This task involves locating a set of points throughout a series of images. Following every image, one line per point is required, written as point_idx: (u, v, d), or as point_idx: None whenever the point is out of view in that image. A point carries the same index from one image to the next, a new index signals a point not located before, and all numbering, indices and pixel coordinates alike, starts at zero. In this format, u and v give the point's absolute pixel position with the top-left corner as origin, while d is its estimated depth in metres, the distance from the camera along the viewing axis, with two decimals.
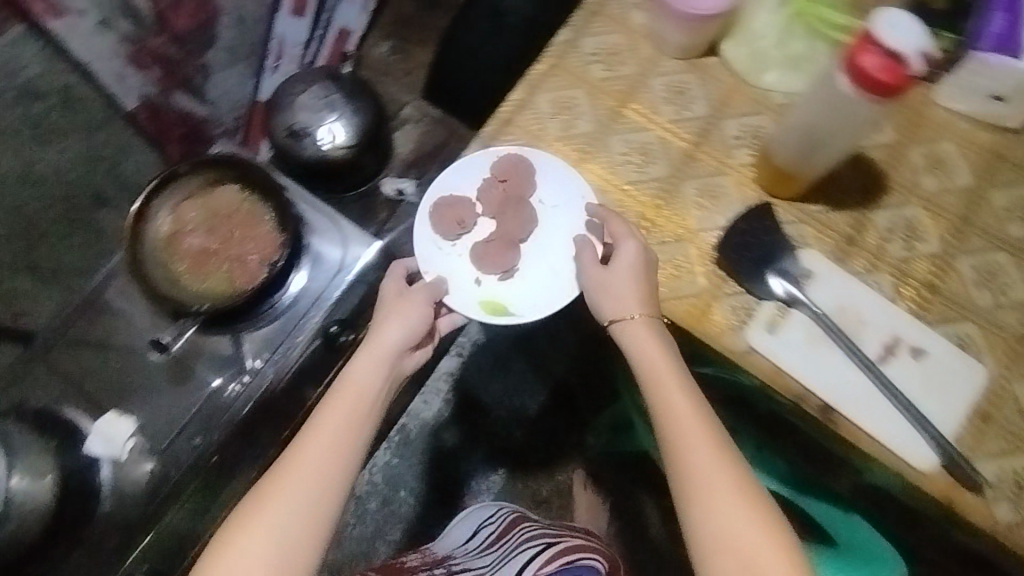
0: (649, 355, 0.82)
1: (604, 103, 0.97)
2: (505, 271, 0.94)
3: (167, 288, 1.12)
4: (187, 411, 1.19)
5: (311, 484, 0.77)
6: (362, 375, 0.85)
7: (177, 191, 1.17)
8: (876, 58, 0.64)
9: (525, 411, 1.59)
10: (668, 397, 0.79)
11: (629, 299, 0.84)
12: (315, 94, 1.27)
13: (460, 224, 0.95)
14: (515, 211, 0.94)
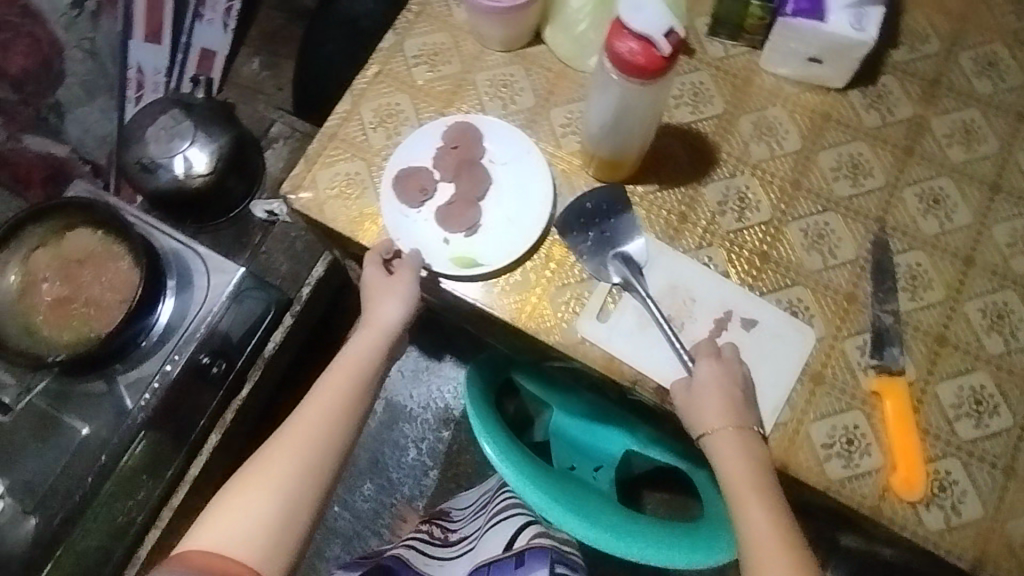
0: (723, 438, 0.76)
1: (427, 104, 0.95)
2: (470, 228, 0.88)
3: (25, 342, 1.10)
4: (57, 464, 1.13)
5: (304, 451, 0.75)
6: (361, 348, 0.81)
7: (26, 242, 1.14)
8: (629, 43, 0.68)
9: (449, 415, 1.60)
10: (741, 484, 0.73)
11: (713, 393, 0.78)
12: (168, 120, 1.26)
13: (422, 187, 0.88)
14: (471, 173, 0.89)
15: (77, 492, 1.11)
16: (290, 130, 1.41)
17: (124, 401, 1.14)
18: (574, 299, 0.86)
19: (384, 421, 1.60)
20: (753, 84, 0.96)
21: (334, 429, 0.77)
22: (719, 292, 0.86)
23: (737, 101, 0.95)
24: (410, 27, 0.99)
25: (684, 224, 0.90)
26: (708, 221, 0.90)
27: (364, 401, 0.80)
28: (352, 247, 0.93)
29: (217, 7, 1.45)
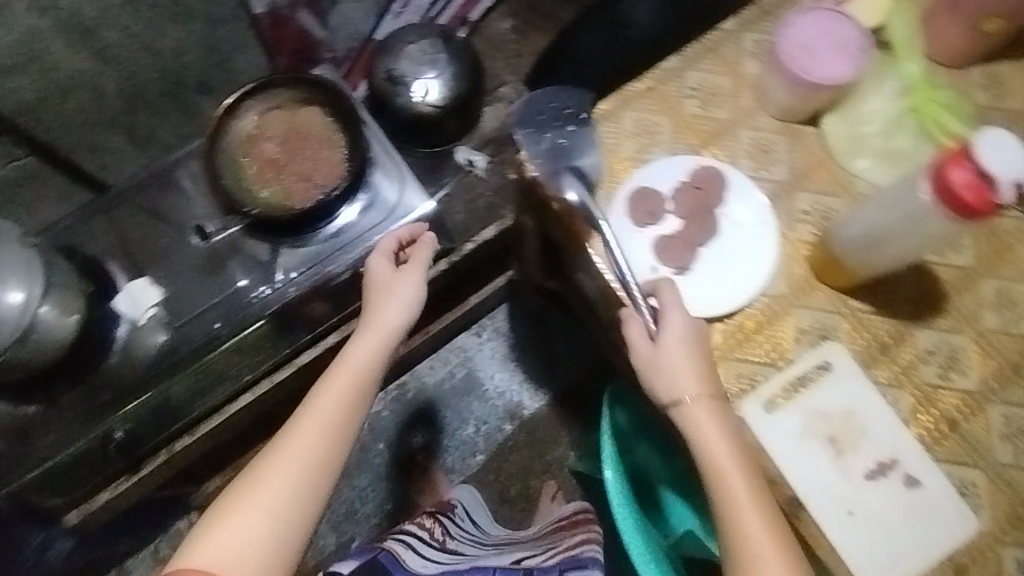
0: (727, 472, 0.76)
1: (683, 137, 0.96)
2: (680, 269, 0.89)
3: (229, 183, 1.17)
4: (208, 299, 1.21)
5: (302, 454, 0.82)
6: (358, 351, 0.89)
7: (268, 100, 1.24)
8: (964, 174, 0.68)
9: (516, 409, 1.71)
10: (750, 519, 0.75)
11: (692, 381, 0.79)
12: (420, 48, 1.29)
13: (652, 211, 0.90)
14: (704, 219, 0.90)
15: (208, 334, 1.20)
16: (515, 97, 1.45)
17: (281, 271, 1.21)
18: (745, 380, 0.85)
19: (456, 386, 1.73)
20: (1011, 254, 0.90)
21: (333, 434, 0.84)
22: (894, 438, 0.83)
23: (988, 263, 0.90)
24: (692, 58, 0.99)
25: (885, 358, 0.86)
26: (910, 366, 0.86)
27: (362, 400, 0.88)
28: (557, 231, 0.95)
29: None
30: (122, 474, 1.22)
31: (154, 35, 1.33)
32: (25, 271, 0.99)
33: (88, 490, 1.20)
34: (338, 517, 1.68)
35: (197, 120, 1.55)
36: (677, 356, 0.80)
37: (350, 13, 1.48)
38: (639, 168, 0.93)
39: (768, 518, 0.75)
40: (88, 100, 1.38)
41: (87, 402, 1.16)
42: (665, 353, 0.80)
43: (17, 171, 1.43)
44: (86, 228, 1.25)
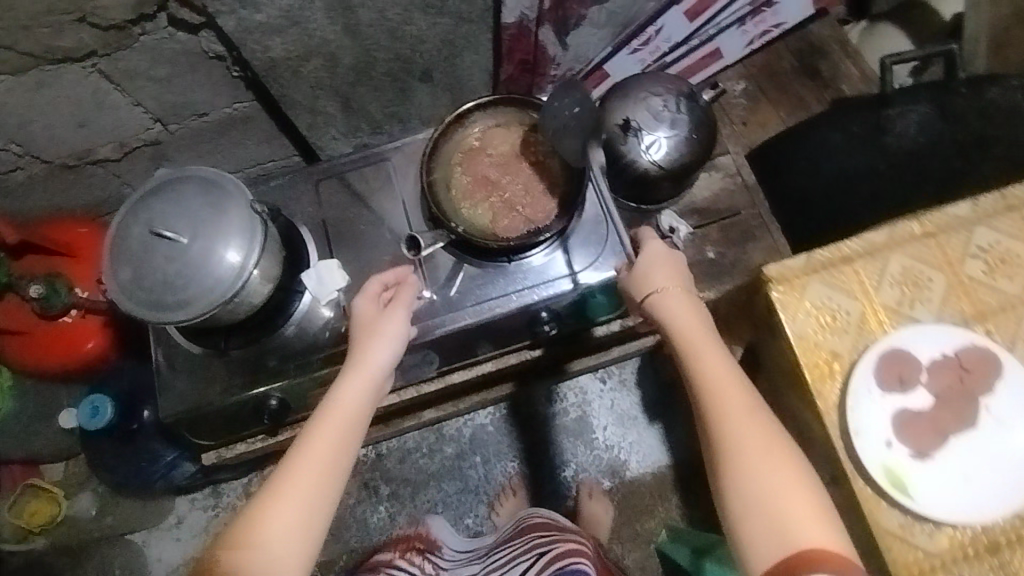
0: (712, 378, 0.87)
1: (954, 299, 0.89)
2: (921, 454, 0.82)
3: (444, 195, 1.19)
4: None
5: (297, 507, 0.75)
6: (351, 392, 0.86)
7: (498, 116, 1.23)
8: None
9: (619, 469, 1.79)
10: (733, 421, 0.84)
11: (666, 281, 0.95)
12: (663, 102, 1.22)
13: (907, 380, 0.84)
14: (963, 408, 0.83)
15: None
16: (735, 170, 1.38)
17: (465, 294, 1.21)
18: None
19: (569, 427, 1.82)
20: None
21: (329, 480, 0.78)
22: None
23: None
24: (987, 215, 0.91)
25: None
26: None
27: (354, 438, 0.83)
28: (788, 366, 0.92)
29: (757, 22, 1.49)
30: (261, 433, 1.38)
31: (400, 23, 1.23)
32: (245, 235, 1.04)
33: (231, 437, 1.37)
34: (420, 513, 1.80)
35: (411, 107, 1.50)
36: (664, 276, 0.96)
37: (588, 37, 1.40)
38: (902, 327, 0.87)
39: (754, 423, 0.83)
40: (321, 71, 1.30)
41: (253, 361, 1.22)
42: (651, 268, 0.97)
43: (240, 111, 1.48)
44: (294, 192, 1.32)
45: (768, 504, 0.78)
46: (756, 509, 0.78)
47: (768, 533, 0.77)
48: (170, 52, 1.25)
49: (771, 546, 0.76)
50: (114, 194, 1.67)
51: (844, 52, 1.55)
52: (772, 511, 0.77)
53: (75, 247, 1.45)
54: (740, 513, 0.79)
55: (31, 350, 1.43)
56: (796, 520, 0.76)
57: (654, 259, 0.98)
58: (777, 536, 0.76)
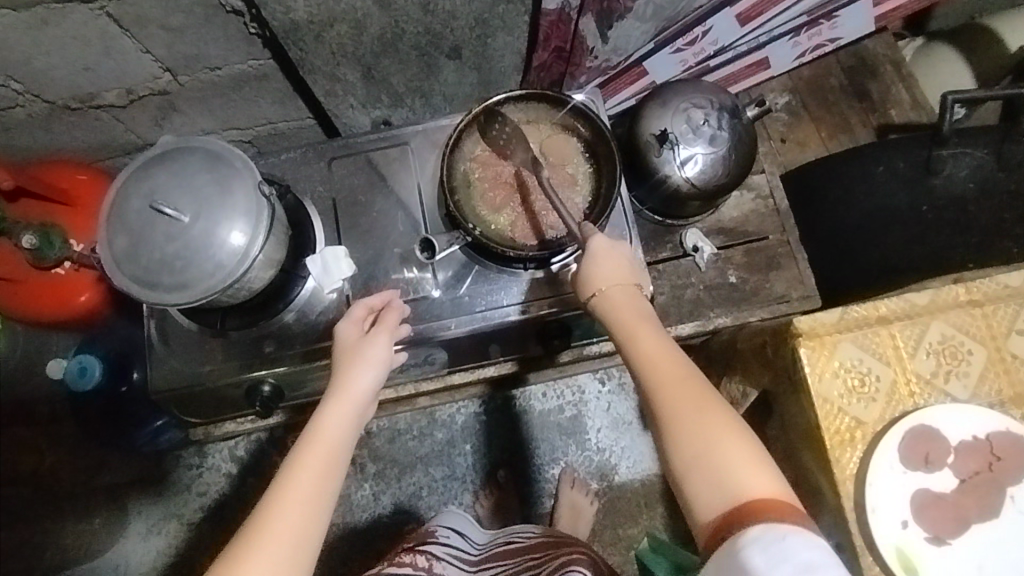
0: (649, 354, 0.85)
1: (969, 368, 1.03)
2: (937, 536, 0.95)
3: (462, 192, 1.14)
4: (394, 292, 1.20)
5: (285, 538, 0.76)
6: (333, 421, 0.88)
7: (528, 112, 1.16)
8: None
9: (608, 472, 1.69)
10: (672, 393, 0.81)
11: (608, 280, 0.92)
12: (704, 116, 1.19)
13: (927, 463, 0.97)
14: (976, 493, 0.96)
15: None
16: (768, 192, 1.36)
17: (475, 297, 1.19)
18: None
19: (563, 426, 1.71)
20: None
21: (315, 507, 0.80)
22: None
23: None
24: (1005, 299, 1.05)
25: None
26: None
27: (338, 465, 0.85)
28: (808, 414, 1.03)
29: (813, 35, 1.45)
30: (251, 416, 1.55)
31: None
32: (250, 217, 0.98)
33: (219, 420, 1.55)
34: (401, 497, 1.69)
35: (439, 83, 1.35)
36: (609, 268, 0.93)
37: (630, 31, 1.27)
38: (929, 415, 0.99)
39: (692, 392, 0.81)
40: (348, 39, 1.17)
41: (251, 345, 1.19)
42: (594, 264, 0.93)
43: (256, 69, 1.32)
44: (307, 166, 1.26)
45: (709, 466, 0.76)
46: (698, 474, 0.76)
47: (711, 492, 0.75)
48: (182, 3, 1.10)
49: (716, 505, 0.74)
50: (114, 140, 1.51)
51: (896, 74, 1.60)
52: (713, 471, 0.76)
53: (74, 195, 1.35)
54: (684, 478, 0.77)
55: (17, 299, 1.29)
56: (738, 474, 0.75)
57: (598, 254, 0.93)
58: (720, 493, 0.74)
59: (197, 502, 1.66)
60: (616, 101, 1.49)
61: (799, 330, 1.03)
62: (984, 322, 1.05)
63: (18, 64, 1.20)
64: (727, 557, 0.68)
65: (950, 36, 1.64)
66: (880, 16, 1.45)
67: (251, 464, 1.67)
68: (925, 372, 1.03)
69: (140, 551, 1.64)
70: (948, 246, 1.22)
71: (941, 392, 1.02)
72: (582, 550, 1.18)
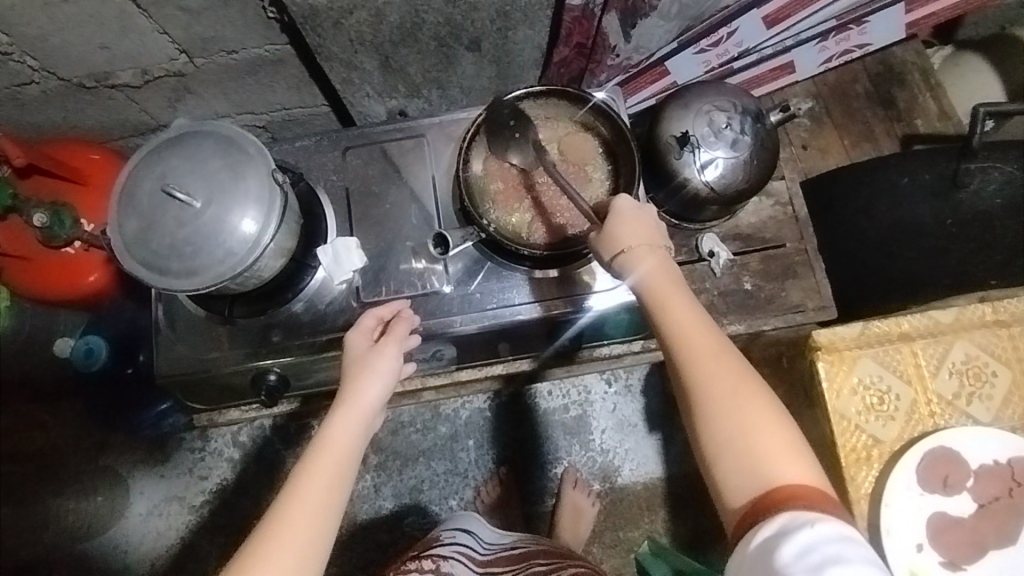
0: (679, 324, 0.82)
1: (990, 390, 1.02)
2: (949, 561, 0.94)
3: (477, 188, 1.13)
4: (404, 287, 1.19)
5: (291, 547, 0.76)
6: (340, 435, 0.86)
7: (549, 108, 1.15)
8: None
9: (611, 474, 1.68)
10: (706, 371, 0.78)
11: (634, 239, 0.88)
12: (727, 119, 1.17)
13: (945, 486, 0.96)
14: (993, 518, 0.95)
15: None
16: (787, 200, 1.34)
17: (486, 294, 1.18)
18: None
19: (568, 426, 1.70)
20: None
21: (320, 521, 0.79)
22: None
23: None
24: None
25: None
26: None
27: (344, 481, 0.83)
28: (825, 427, 1.02)
29: (840, 40, 1.42)
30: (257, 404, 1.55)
31: None
32: (262, 205, 0.97)
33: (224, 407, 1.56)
34: (402, 489, 1.68)
35: (457, 75, 1.33)
36: (636, 227, 0.89)
37: (653, 29, 1.25)
38: (949, 436, 0.98)
39: (726, 368, 0.78)
40: (366, 27, 1.15)
41: (258, 333, 1.18)
42: (621, 224, 0.90)
43: (272, 54, 1.30)
44: (321, 155, 1.25)
45: (742, 449, 0.74)
46: (726, 456, 0.75)
47: (742, 476, 0.74)
48: None
49: (746, 487, 0.73)
50: (128, 121, 1.50)
51: (924, 83, 1.57)
52: (744, 453, 0.74)
53: (85, 174, 1.33)
54: (713, 457, 0.76)
55: (26, 276, 1.29)
56: (769, 458, 0.73)
57: (625, 213, 0.90)
58: (750, 476, 0.73)
59: (198, 485, 1.66)
60: (636, 100, 1.47)
61: (818, 343, 1.04)
62: (1008, 343, 1.04)
63: (32, 41, 1.19)
64: (750, 557, 0.68)
65: (981, 46, 1.61)
66: (910, 23, 1.42)
67: (251, 450, 1.66)
68: (946, 392, 1.02)
69: (141, 531, 1.64)
70: (969, 261, 1.20)
71: (960, 413, 1.01)
72: (584, 564, 1.24)
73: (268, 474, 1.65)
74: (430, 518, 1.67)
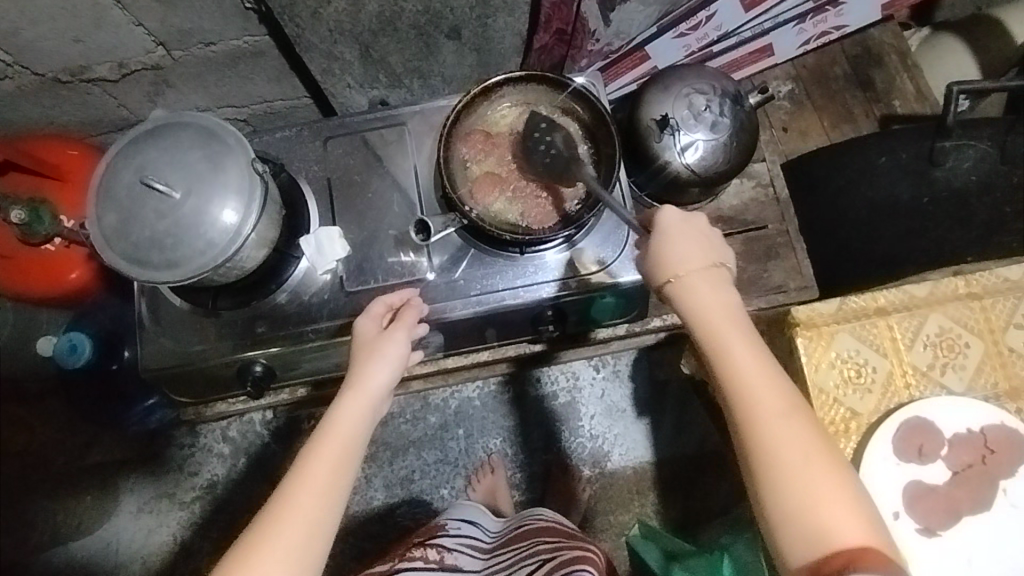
0: (744, 370, 0.80)
1: (965, 361, 1.04)
2: (926, 528, 0.96)
3: (458, 175, 1.13)
4: (388, 277, 1.19)
5: (298, 526, 0.77)
6: (348, 413, 0.87)
7: (525, 93, 1.16)
8: None
9: (601, 459, 1.69)
10: (770, 425, 0.77)
11: (687, 266, 0.87)
12: (705, 102, 1.18)
13: (921, 454, 0.98)
14: (970, 486, 0.98)
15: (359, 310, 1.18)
16: (767, 181, 1.41)
17: (471, 281, 1.18)
18: None
19: (557, 412, 1.71)
20: None
21: (326, 498, 0.80)
22: None
23: None
24: (1003, 291, 1.06)
25: None
26: None
27: (352, 459, 0.84)
28: (807, 404, 1.04)
29: (818, 22, 1.43)
30: (244, 397, 1.54)
31: None
32: (242, 194, 0.96)
33: (210, 401, 1.55)
34: (394, 479, 1.69)
35: (438, 64, 1.33)
36: (691, 253, 0.88)
37: (633, 14, 1.24)
38: (923, 406, 1.00)
39: (797, 419, 0.77)
40: (343, 16, 1.14)
41: (243, 326, 1.18)
42: (668, 247, 0.88)
43: (251, 45, 1.29)
44: (302, 146, 1.25)
45: (807, 508, 0.73)
46: (790, 515, 0.73)
47: (805, 534, 0.72)
48: None
49: (808, 549, 0.71)
50: (107, 117, 1.48)
51: (901, 64, 1.58)
52: (807, 513, 0.72)
53: (63, 170, 1.32)
54: (778, 516, 0.74)
55: (7, 275, 1.28)
56: (835, 520, 0.71)
57: (673, 232, 0.88)
58: (815, 537, 0.71)
59: (188, 482, 1.65)
60: (615, 86, 1.47)
61: (797, 320, 1.05)
62: (981, 314, 1.06)
63: (6, 35, 1.18)
64: None
65: (957, 27, 1.62)
66: (887, 4, 1.43)
67: (242, 445, 1.66)
68: (921, 364, 1.04)
69: (131, 529, 1.64)
70: (944, 239, 1.22)
71: (935, 383, 1.03)
72: (589, 546, 1.21)
73: (260, 469, 1.65)
74: (422, 508, 1.67)
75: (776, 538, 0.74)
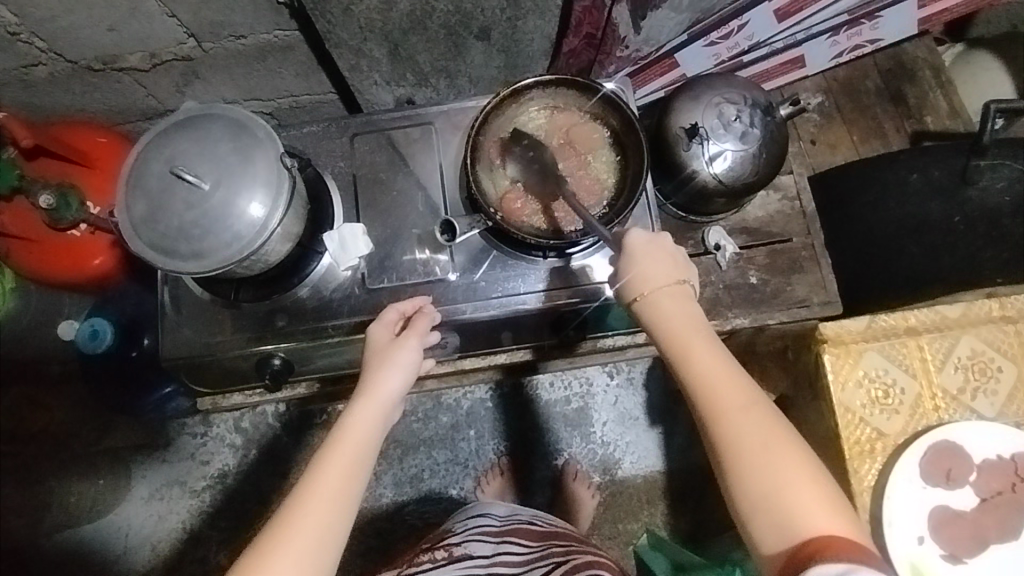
0: (705, 372, 0.80)
1: (994, 385, 1.02)
2: (951, 555, 0.94)
3: (484, 177, 1.13)
4: (409, 277, 1.19)
5: (308, 536, 0.76)
6: (359, 421, 0.87)
7: (557, 96, 1.15)
8: None
9: (612, 466, 1.68)
10: (731, 419, 0.76)
11: (653, 280, 0.87)
12: (736, 112, 1.17)
13: (948, 478, 0.97)
14: (998, 513, 0.96)
15: (376, 308, 1.18)
16: (795, 194, 1.36)
17: (491, 283, 1.18)
18: None
19: (569, 417, 1.70)
20: None
21: (336, 504, 0.79)
22: None
23: None
24: None
25: None
26: None
27: (361, 467, 0.84)
28: (831, 423, 1.03)
29: (852, 34, 1.41)
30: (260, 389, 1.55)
31: None
32: (270, 188, 0.97)
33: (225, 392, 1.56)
34: (403, 477, 1.69)
35: (466, 64, 1.33)
36: (656, 264, 0.88)
37: (664, 21, 1.23)
38: (952, 430, 0.99)
39: (757, 413, 0.76)
40: (375, 14, 1.14)
41: (263, 318, 1.18)
42: (632, 263, 0.88)
43: (281, 40, 1.30)
44: (329, 141, 1.25)
45: (777, 504, 0.71)
46: (761, 509, 0.72)
47: (774, 525, 0.71)
48: None
49: (782, 542, 0.70)
50: (136, 105, 1.50)
51: (935, 79, 1.56)
52: (777, 505, 0.71)
53: (93, 157, 1.33)
54: (748, 508, 0.73)
55: (33, 259, 1.29)
56: (802, 508, 0.70)
57: (636, 248, 0.89)
58: (785, 529, 0.70)
59: (199, 470, 1.66)
60: (643, 92, 1.46)
61: (824, 336, 1.04)
62: (1014, 338, 1.04)
63: (41, 22, 1.19)
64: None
65: (992, 44, 1.60)
66: (923, 19, 1.41)
67: (254, 436, 1.67)
68: (951, 387, 1.02)
69: (141, 515, 1.65)
70: (972, 258, 1.21)
71: (964, 406, 1.02)
72: (599, 552, 1.21)
73: (270, 460, 1.66)
74: (430, 507, 1.67)
75: (752, 537, 0.73)
